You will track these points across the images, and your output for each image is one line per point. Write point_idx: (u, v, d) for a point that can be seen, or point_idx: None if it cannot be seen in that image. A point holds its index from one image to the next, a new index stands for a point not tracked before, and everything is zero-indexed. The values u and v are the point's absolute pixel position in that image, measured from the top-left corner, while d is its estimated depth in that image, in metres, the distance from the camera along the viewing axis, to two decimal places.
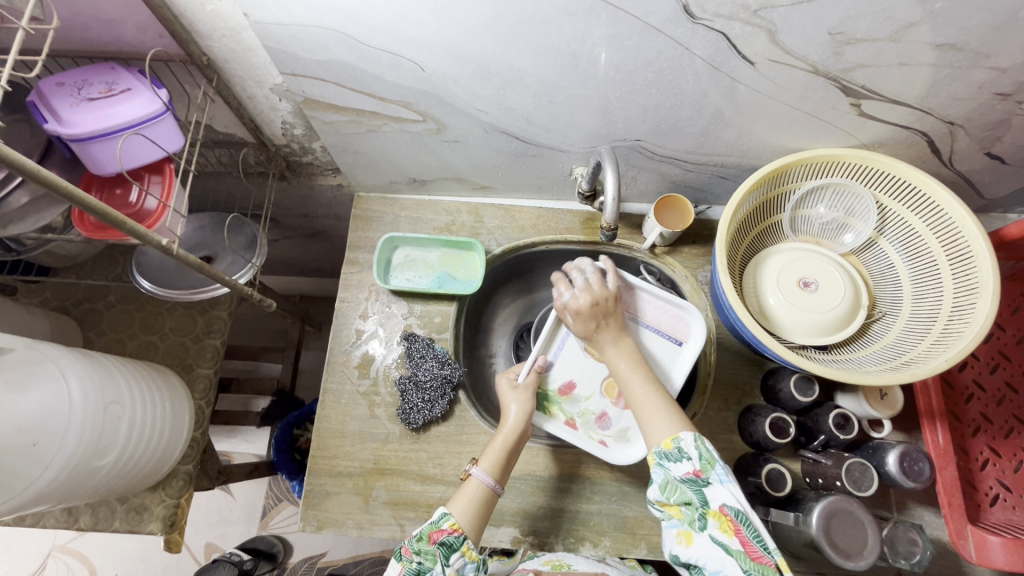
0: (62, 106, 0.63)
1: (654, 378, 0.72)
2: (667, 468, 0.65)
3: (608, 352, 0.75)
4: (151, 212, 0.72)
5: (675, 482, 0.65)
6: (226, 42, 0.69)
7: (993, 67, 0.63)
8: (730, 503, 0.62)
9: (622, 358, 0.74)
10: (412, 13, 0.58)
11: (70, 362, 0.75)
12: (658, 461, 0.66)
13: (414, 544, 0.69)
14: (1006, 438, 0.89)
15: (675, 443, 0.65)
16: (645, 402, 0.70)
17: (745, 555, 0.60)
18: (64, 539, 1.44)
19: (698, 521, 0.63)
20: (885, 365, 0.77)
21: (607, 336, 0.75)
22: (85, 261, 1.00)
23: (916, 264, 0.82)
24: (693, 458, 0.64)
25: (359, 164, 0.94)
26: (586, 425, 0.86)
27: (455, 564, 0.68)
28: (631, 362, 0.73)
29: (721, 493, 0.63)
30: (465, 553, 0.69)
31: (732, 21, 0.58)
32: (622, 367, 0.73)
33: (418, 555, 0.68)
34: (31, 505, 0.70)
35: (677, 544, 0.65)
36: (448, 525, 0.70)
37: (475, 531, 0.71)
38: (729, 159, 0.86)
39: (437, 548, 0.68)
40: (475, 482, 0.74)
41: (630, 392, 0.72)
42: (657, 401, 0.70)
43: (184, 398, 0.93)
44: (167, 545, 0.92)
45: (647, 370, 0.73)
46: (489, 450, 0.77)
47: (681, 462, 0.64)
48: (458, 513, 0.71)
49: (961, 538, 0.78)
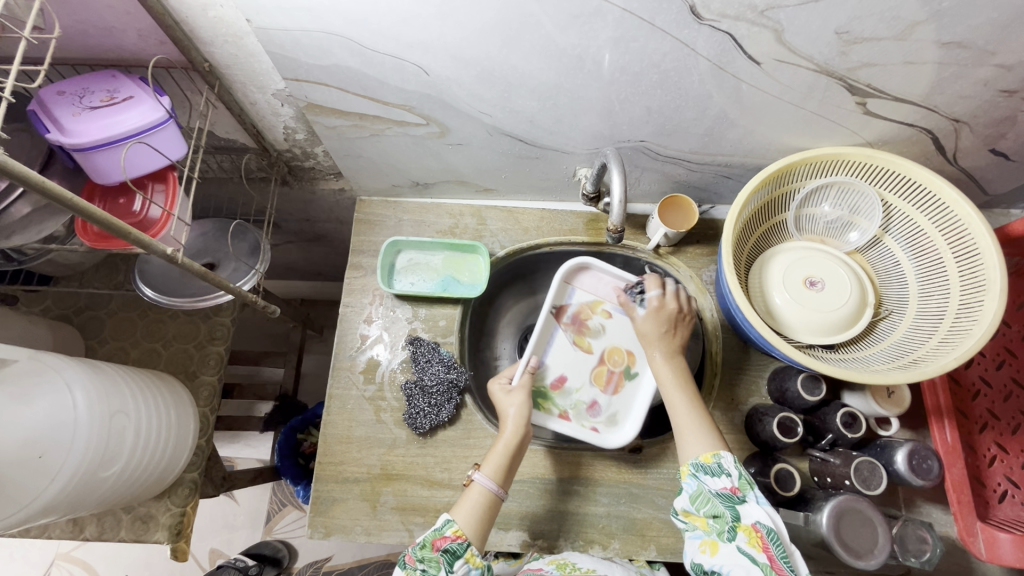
0: (63, 115, 0.63)
1: (694, 392, 0.76)
2: (702, 481, 0.67)
3: (657, 357, 0.80)
4: (155, 221, 0.72)
5: (708, 495, 0.66)
6: (228, 48, 0.69)
7: (999, 64, 0.63)
8: (764, 521, 0.62)
9: (669, 370, 0.79)
10: (416, 17, 0.57)
11: (75, 372, 0.74)
12: (694, 473, 0.68)
13: (418, 551, 0.67)
14: (1014, 434, 0.89)
15: (715, 458, 0.67)
16: (684, 414, 0.73)
17: (771, 569, 0.59)
18: (67, 547, 1.43)
19: (726, 532, 0.63)
20: (892, 364, 0.77)
21: (668, 342, 0.81)
22: (86, 269, 0.99)
23: (922, 262, 0.82)
24: (732, 474, 0.65)
25: (361, 168, 0.93)
26: (580, 416, 0.91)
27: (460, 571, 0.65)
28: (677, 375, 0.78)
29: (755, 511, 0.63)
30: (470, 559, 0.67)
31: (739, 22, 0.57)
32: (665, 376, 0.78)
33: (422, 562, 0.66)
34: (37, 518, 0.70)
35: (700, 553, 0.64)
36: (452, 532, 0.68)
37: (478, 538, 0.69)
38: (733, 159, 0.85)
39: (441, 555, 0.66)
40: (478, 488, 0.73)
41: (670, 402, 0.76)
42: (692, 419, 0.72)
43: (188, 405, 0.92)
44: (174, 554, 0.91)
45: (691, 393, 0.76)
46: (492, 454, 0.76)
47: (718, 477, 0.66)
48: (461, 520, 0.70)
49: (970, 535, 0.79)
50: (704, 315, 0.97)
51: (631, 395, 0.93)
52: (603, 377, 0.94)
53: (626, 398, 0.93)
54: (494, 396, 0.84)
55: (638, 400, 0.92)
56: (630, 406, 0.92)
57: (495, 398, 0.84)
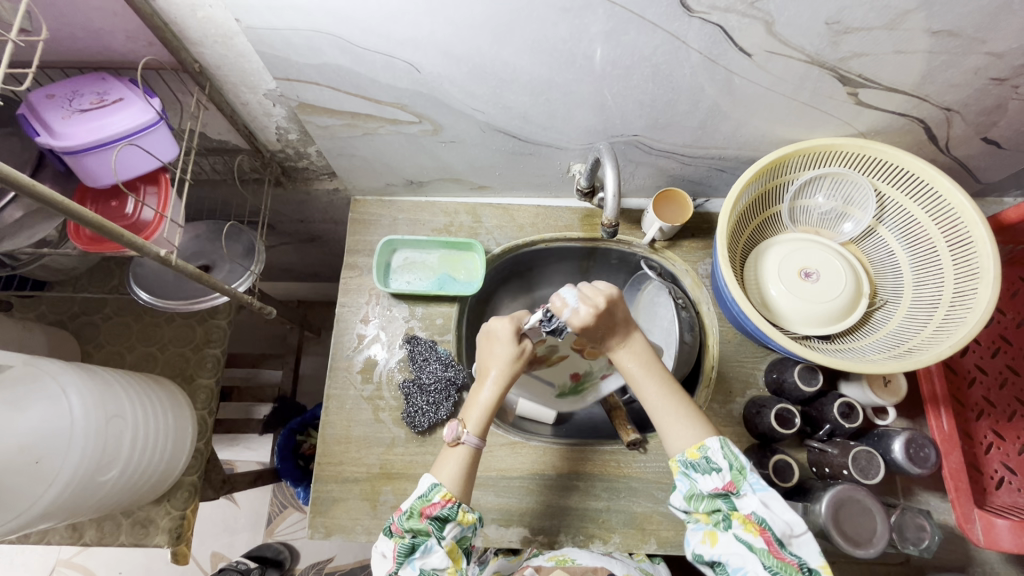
0: (53, 119, 0.62)
1: (666, 378, 0.74)
2: (693, 478, 0.67)
3: (619, 352, 0.75)
4: (147, 223, 0.72)
5: (701, 493, 0.66)
6: (218, 48, 0.68)
7: (989, 52, 0.63)
8: (759, 510, 0.62)
9: (636, 362, 0.74)
10: (406, 14, 0.57)
11: (70, 377, 0.74)
12: (684, 470, 0.67)
13: (405, 521, 0.67)
14: (1009, 420, 0.89)
15: (702, 452, 0.66)
16: (660, 406, 0.71)
17: (770, 554, 0.60)
18: (67, 554, 1.43)
19: (723, 521, 0.64)
20: (888, 353, 0.77)
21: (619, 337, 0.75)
22: (80, 274, 0.99)
23: (916, 251, 0.82)
24: (723, 470, 0.65)
25: (355, 167, 0.93)
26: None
27: (451, 533, 0.67)
28: (644, 365, 0.74)
29: (751, 502, 0.63)
30: (461, 520, 0.68)
31: (729, 13, 0.57)
32: (632, 371, 0.74)
33: (410, 531, 0.67)
34: (36, 523, 0.70)
35: (700, 544, 0.66)
36: (440, 498, 0.68)
37: (464, 493, 0.70)
38: (727, 151, 0.85)
39: (430, 522, 0.67)
40: (464, 447, 0.72)
41: (643, 395, 0.73)
42: (672, 405, 0.71)
43: (186, 409, 0.92)
44: (175, 558, 0.91)
45: (665, 380, 0.73)
46: (473, 409, 0.74)
47: (708, 474, 0.65)
48: (448, 483, 0.69)
49: (968, 521, 0.79)
50: (700, 308, 0.98)
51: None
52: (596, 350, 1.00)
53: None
54: (494, 332, 0.77)
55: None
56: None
57: (494, 334, 0.77)
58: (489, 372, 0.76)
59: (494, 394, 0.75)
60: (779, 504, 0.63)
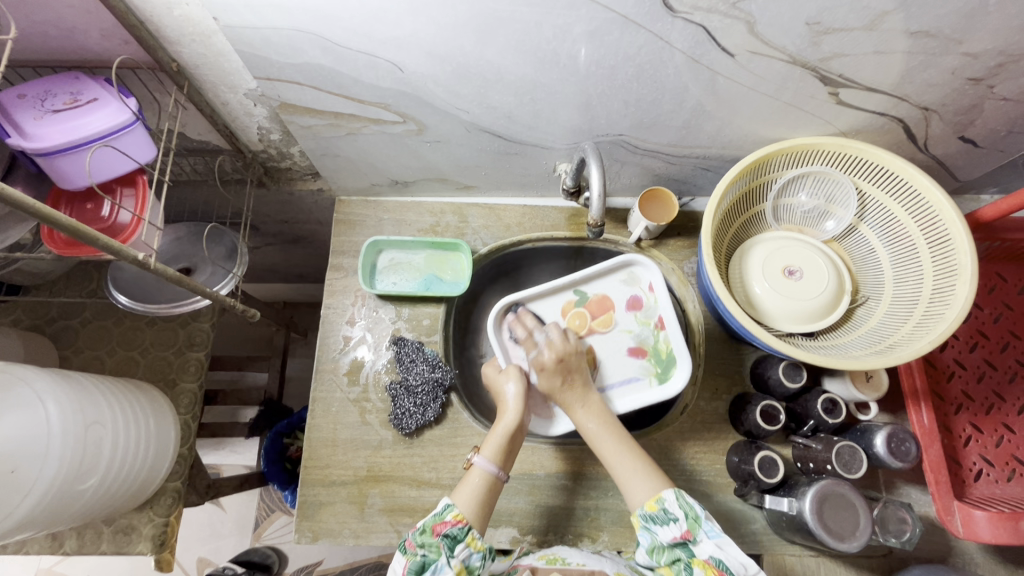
0: (24, 119, 0.61)
1: (623, 437, 0.76)
2: (653, 532, 0.69)
3: (576, 414, 0.78)
4: (124, 226, 0.71)
5: (662, 544, 0.69)
6: (196, 47, 0.67)
7: (965, 53, 0.64)
8: (715, 553, 0.65)
9: (592, 420, 0.77)
10: (387, 13, 0.57)
11: (45, 383, 0.72)
12: (644, 524, 0.70)
13: (418, 537, 0.68)
14: (987, 414, 0.91)
15: (659, 504, 0.69)
16: (619, 463, 0.73)
17: None
18: (48, 563, 1.40)
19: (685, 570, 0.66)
20: (869, 350, 0.79)
21: (574, 397, 0.78)
22: (57, 278, 0.97)
23: (896, 249, 0.84)
24: (680, 519, 0.68)
25: (339, 168, 0.92)
26: (650, 307, 0.92)
27: (460, 555, 0.67)
28: (602, 423, 0.77)
29: (707, 547, 0.66)
30: (471, 542, 0.68)
31: (711, 14, 0.57)
32: (590, 428, 0.77)
33: (423, 548, 0.67)
34: (13, 535, 0.68)
35: None
36: (452, 517, 0.69)
37: (478, 520, 0.70)
38: (711, 151, 0.86)
39: (441, 540, 0.67)
40: (479, 471, 0.73)
41: (601, 452, 0.75)
42: (628, 463, 0.73)
43: (167, 413, 0.90)
44: (158, 566, 0.89)
45: (619, 436, 0.76)
46: (491, 437, 0.76)
47: (667, 525, 0.69)
48: (461, 504, 0.70)
49: (948, 513, 0.80)
50: (686, 306, 0.98)
51: (605, 280, 0.94)
52: (599, 320, 0.92)
53: (612, 287, 0.93)
54: (487, 378, 0.85)
55: (604, 275, 0.94)
56: (617, 270, 0.93)
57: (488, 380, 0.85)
58: (507, 409, 0.78)
59: (512, 424, 0.76)
60: (735, 547, 0.66)
